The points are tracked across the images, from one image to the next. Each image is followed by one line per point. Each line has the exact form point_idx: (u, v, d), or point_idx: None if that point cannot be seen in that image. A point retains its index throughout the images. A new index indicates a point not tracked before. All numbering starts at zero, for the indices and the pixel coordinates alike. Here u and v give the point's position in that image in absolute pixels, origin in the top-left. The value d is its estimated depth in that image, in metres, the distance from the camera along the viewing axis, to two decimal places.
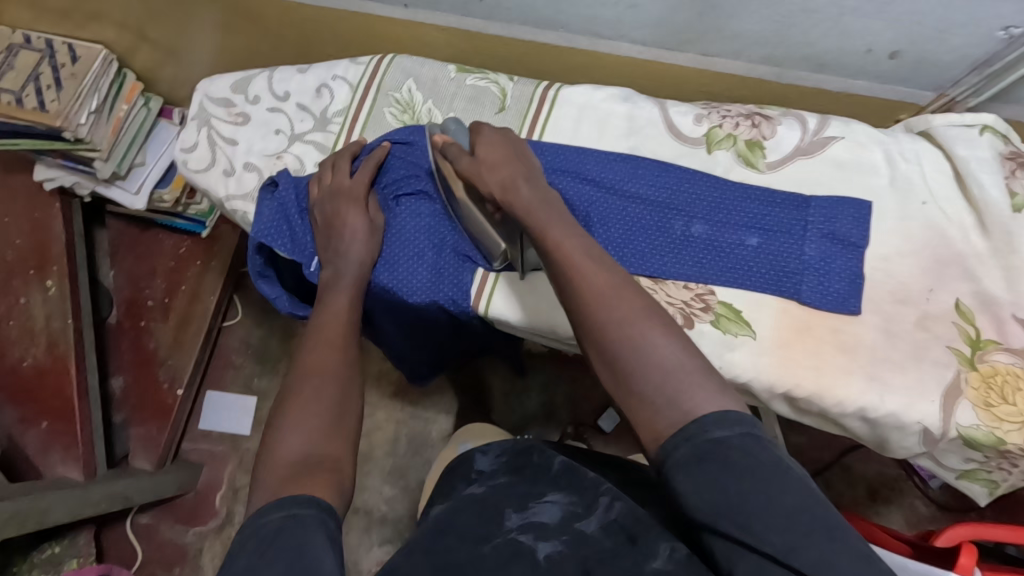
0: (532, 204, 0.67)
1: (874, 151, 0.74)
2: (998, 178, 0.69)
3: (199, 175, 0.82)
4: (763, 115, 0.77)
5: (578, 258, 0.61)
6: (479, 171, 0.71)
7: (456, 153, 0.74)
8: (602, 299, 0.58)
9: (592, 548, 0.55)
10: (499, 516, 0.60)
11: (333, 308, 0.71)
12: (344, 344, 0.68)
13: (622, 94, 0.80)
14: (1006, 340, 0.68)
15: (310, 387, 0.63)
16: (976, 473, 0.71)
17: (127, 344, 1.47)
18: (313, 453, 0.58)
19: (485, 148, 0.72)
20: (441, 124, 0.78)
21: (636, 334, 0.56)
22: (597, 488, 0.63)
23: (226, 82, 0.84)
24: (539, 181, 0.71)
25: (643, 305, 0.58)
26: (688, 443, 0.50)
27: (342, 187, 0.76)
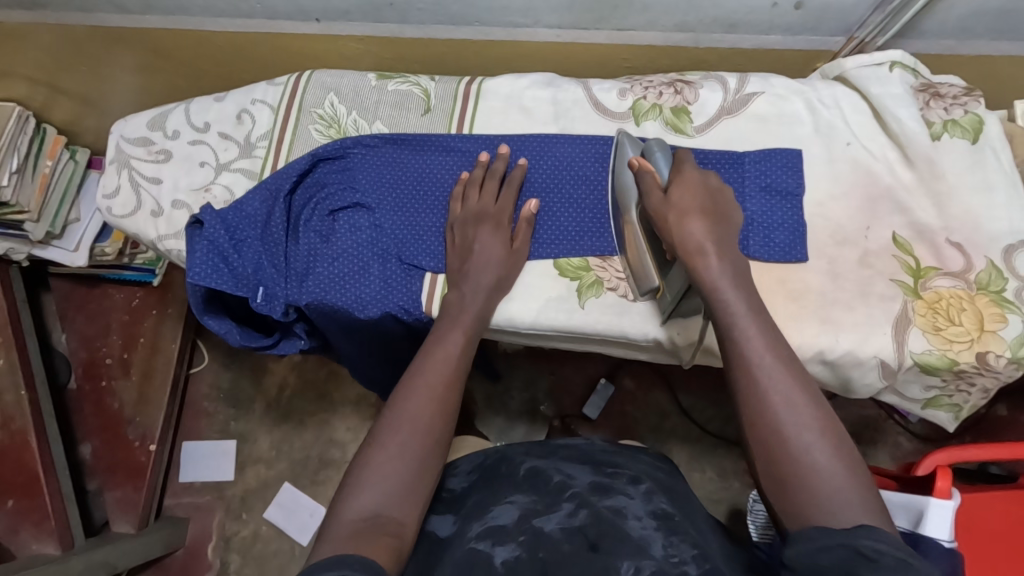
0: (721, 279, 0.61)
1: (794, 101, 0.75)
2: (914, 111, 0.72)
3: (125, 220, 0.79)
4: (684, 81, 0.78)
5: (756, 346, 0.56)
6: (671, 215, 0.65)
7: (651, 186, 0.68)
8: (784, 401, 0.54)
9: (549, 550, 0.56)
10: (464, 530, 0.61)
11: (448, 345, 0.66)
12: (446, 395, 0.62)
13: (544, 79, 0.80)
14: (944, 264, 0.70)
15: (399, 440, 0.58)
16: (939, 399, 0.72)
17: (90, 408, 1.41)
18: (383, 511, 0.54)
19: (682, 193, 0.66)
20: (652, 144, 0.72)
21: (803, 434, 0.52)
22: (561, 493, 0.64)
23: (141, 121, 0.81)
24: (730, 247, 0.64)
25: (825, 419, 0.53)
26: (833, 538, 0.46)
27: (486, 213, 0.73)
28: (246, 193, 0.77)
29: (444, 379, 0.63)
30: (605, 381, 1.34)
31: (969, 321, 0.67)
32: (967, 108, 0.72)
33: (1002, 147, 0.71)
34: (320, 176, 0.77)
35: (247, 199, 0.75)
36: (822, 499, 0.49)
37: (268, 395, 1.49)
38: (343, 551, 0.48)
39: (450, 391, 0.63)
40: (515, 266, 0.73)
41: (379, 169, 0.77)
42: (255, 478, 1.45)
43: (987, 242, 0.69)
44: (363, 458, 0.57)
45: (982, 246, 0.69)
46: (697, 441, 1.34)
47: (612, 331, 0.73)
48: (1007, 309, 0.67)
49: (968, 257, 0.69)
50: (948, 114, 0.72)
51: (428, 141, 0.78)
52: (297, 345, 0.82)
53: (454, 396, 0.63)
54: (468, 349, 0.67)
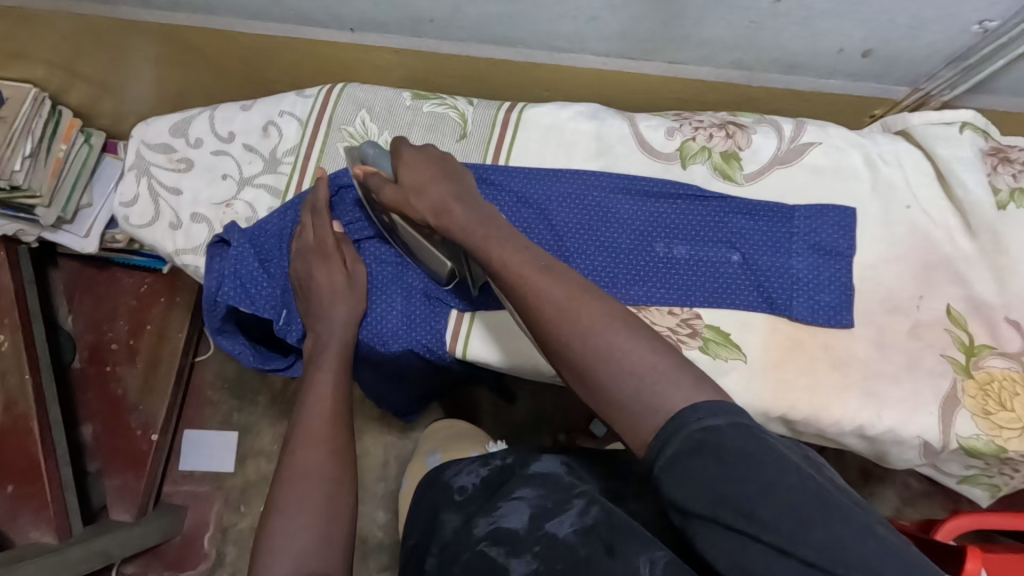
0: (470, 222, 0.61)
1: (852, 155, 0.71)
2: (981, 177, 0.68)
3: (142, 231, 0.75)
4: (736, 123, 0.73)
5: (534, 279, 0.54)
6: (407, 198, 0.65)
7: (379, 184, 0.68)
8: (556, 312, 0.51)
9: (565, 557, 0.54)
10: (471, 525, 0.61)
11: (321, 390, 0.66)
12: (331, 436, 0.64)
13: (588, 111, 0.76)
14: (1001, 344, 0.66)
15: (294, 498, 0.59)
16: (977, 478, 0.69)
17: (94, 392, 1.39)
18: (304, 569, 0.55)
19: (409, 171, 0.66)
20: (364, 150, 0.71)
21: (607, 349, 0.49)
22: (570, 490, 0.62)
23: (164, 126, 0.77)
24: (474, 200, 0.63)
25: (610, 312, 0.51)
26: (673, 442, 0.43)
27: (311, 248, 0.70)
28: (269, 213, 0.74)
29: (326, 422, 0.65)
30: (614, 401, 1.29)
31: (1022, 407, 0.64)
32: None
33: None
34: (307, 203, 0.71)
35: (268, 217, 0.72)
36: (642, 400, 0.47)
37: (272, 389, 1.47)
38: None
39: (331, 427, 0.65)
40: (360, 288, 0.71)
41: None
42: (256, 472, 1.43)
43: None
44: (271, 516, 0.58)
45: None
46: None
47: None
48: None
49: None
50: (1015, 181, 0.68)
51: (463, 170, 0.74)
52: None
53: (338, 431, 0.65)
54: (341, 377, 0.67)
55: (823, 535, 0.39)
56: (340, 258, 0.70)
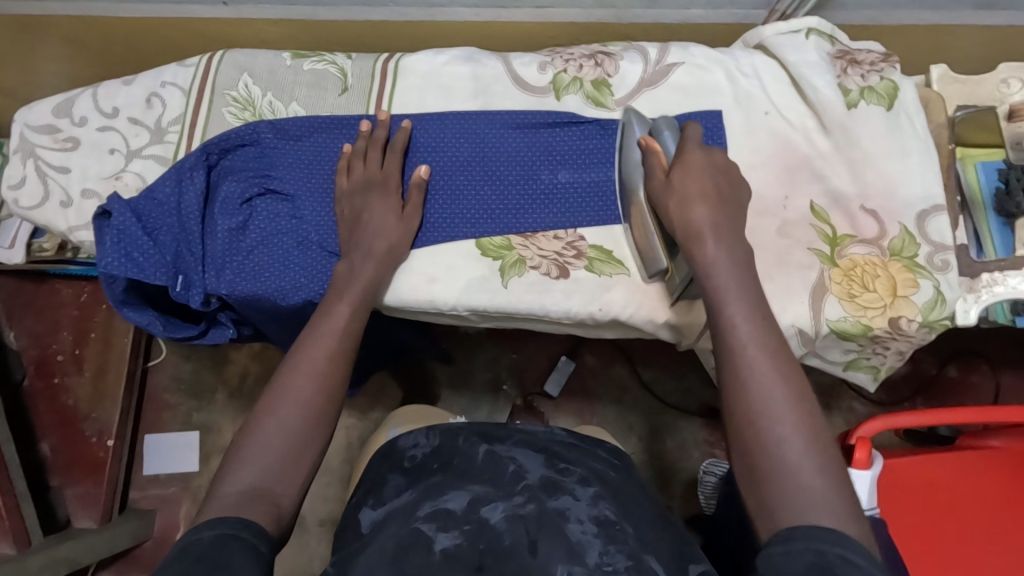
0: (720, 265, 0.59)
1: (713, 71, 0.74)
2: (830, 78, 0.72)
3: (34, 212, 0.75)
4: (605, 52, 0.76)
5: (741, 325, 0.55)
6: (670, 202, 0.64)
7: (656, 165, 0.67)
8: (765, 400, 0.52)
9: (488, 539, 0.57)
10: (414, 509, 0.63)
11: (332, 326, 0.64)
12: (330, 371, 0.61)
13: (464, 55, 0.78)
14: (860, 232, 0.70)
15: (272, 418, 0.57)
16: (858, 361, 0.73)
17: (45, 406, 1.38)
18: (262, 485, 0.53)
19: (694, 178, 0.63)
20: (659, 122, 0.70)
21: (776, 412, 0.51)
22: (514, 486, 0.64)
23: (46, 107, 0.78)
24: (733, 240, 0.61)
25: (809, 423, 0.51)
26: (799, 542, 0.44)
27: (373, 179, 0.71)
28: (158, 180, 0.75)
29: (327, 357, 0.62)
30: (564, 357, 1.32)
31: (882, 287, 0.68)
32: (883, 75, 0.72)
33: (917, 113, 0.71)
34: (365, 138, 0.73)
35: (159, 185, 0.73)
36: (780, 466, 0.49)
37: (230, 385, 1.46)
38: (219, 516, 0.49)
39: (330, 361, 0.62)
40: (408, 230, 0.71)
41: (298, 154, 0.75)
42: None
43: (902, 207, 0.70)
44: (250, 427, 0.57)
45: (897, 212, 0.70)
46: (657, 412, 1.32)
47: (535, 311, 0.72)
48: (918, 274, 0.68)
49: (882, 224, 0.70)
50: (864, 81, 0.72)
51: (346, 121, 0.76)
52: (226, 334, 0.81)
53: (339, 370, 0.62)
54: (357, 313, 0.66)
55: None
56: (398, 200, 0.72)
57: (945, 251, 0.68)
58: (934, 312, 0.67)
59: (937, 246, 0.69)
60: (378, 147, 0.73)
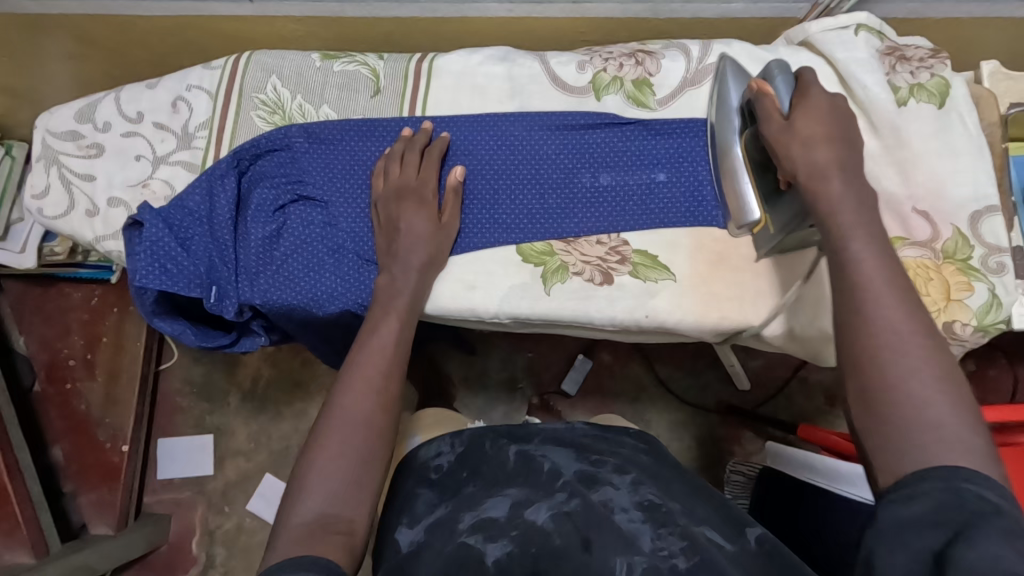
0: (844, 207, 0.51)
1: (757, 70, 0.72)
2: (879, 76, 0.70)
3: (60, 221, 0.74)
4: (645, 51, 0.74)
5: (879, 291, 0.46)
6: (783, 143, 0.55)
7: (767, 112, 0.57)
8: (894, 334, 0.45)
9: (540, 545, 0.55)
10: (455, 521, 0.61)
11: (379, 345, 0.62)
12: (386, 385, 0.60)
13: (499, 54, 0.76)
14: (912, 234, 0.68)
15: (339, 438, 0.55)
16: None
17: (56, 412, 1.36)
18: (333, 510, 0.51)
19: (809, 119, 0.54)
20: (773, 68, 0.60)
21: (919, 397, 0.43)
22: (553, 483, 0.62)
23: (68, 113, 0.76)
24: (857, 181, 0.53)
25: (942, 367, 0.44)
26: (932, 482, 0.40)
27: (408, 185, 0.69)
28: (187, 187, 0.73)
29: (382, 371, 0.60)
30: (582, 355, 1.30)
31: (936, 291, 0.67)
32: (933, 72, 0.70)
33: (969, 111, 0.70)
34: (405, 141, 0.71)
35: (188, 193, 0.71)
36: (922, 460, 0.41)
37: (242, 387, 1.43)
38: (297, 551, 0.47)
39: (386, 374, 0.60)
40: (445, 238, 0.70)
41: (331, 159, 0.73)
42: (237, 471, 1.40)
43: (954, 208, 0.68)
44: (313, 449, 0.55)
45: (950, 214, 0.68)
46: (677, 411, 1.30)
47: (579, 317, 0.70)
48: (973, 277, 0.67)
49: (934, 226, 0.68)
50: (914, 78, 0.70)
51: (380, 125, 0.74)
52: (257, 342, 0.79)
53: (394, 384, 0.61)
54: (405, 335, 0.64)
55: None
56: (435, 208, 0.69)
57: (1000, 253, 0.67)
58: (990, 315, 0.66)
59: (992, 249, 0.67)
60: (417, 149, 0.71)
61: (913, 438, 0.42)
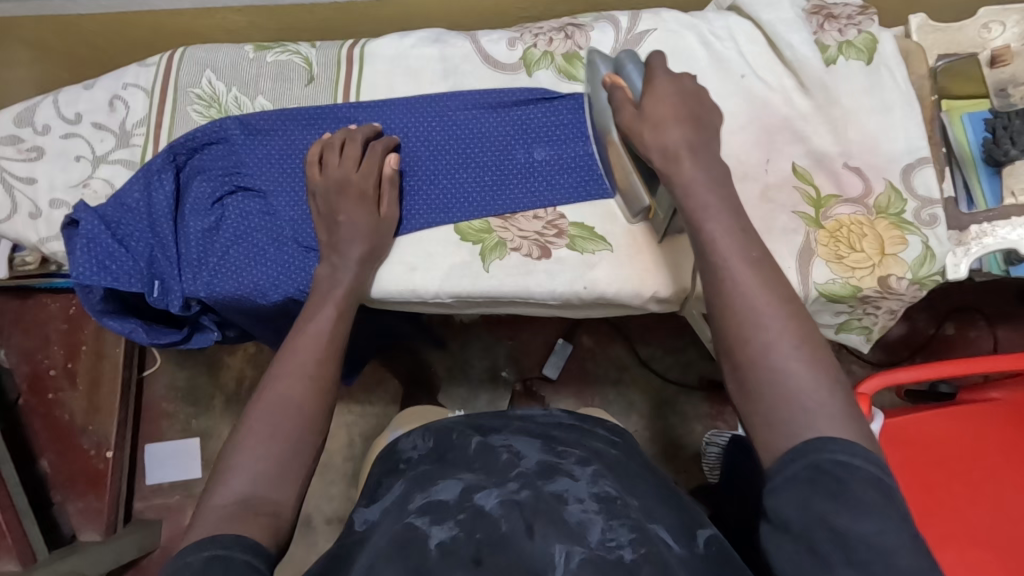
0: (698, 187, 0.56)
1: (686, 36, 0.72)
2: (806, 35, 0.70)
3: (3, 225, 0.74)
4: (575, 24, 0.74)
5: (736, 266, 0.52)
6: (640, 131, 0.59)
7: (621, 101, 0.61)
8: (752, 309, 0.50)
9: (486, 529, 0.53)
10: (406, 503, 0.60)
11: (315, 330, 0.63)
12: (319, 371, 0.61)
13: (431, 36, 0.76)
14: (845, 191, 0.69)
15: (269, 425, 0.56)
16: (850, 323, 0.72)
17: (40, 423, 1.37)
18: (255, 494, 0.52)
19: (656, 103, 0.59)
20: (623, 59, 0.65)
21: (780, 364, 0.48)
22: (508, 472, 0.60)
23: (8, 118, 0.76)
24: (710, 158, 0.57)
25: (796, 331, 0.49)
26: (803, 461, 0.44)
27: (348, 180, 0.69)
28: (126, 183, 0.73)
29: (315, 358, 0.61)
30: (562, 340, 1.30)
31: (870, 246, 0.67)
32: (861, 28, 0.70)
33: (897, 65, 0.70)
34: (347, 131, 0.71)
35: (127, 190, 0.72)
36: (795, 418, 0.46)
37: (226, 390, 1.43)
38: (209, 534, 0.48)
39: (321, 364, 0.61)
40: (385, 233, 0.70)
41: (268, 149, 0.73)
42: None
43: (886, 163, 0.69)
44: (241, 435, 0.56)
45: (882, 168, 0.68)
46: (656, 389, 1.30)
47: (520, 293, 0.70)
48: (907, 230, 0.67)
49: (867, 181, 0.68)
50: (842, 36, 0.70)
51: (316, 112, 0.74)
52: (211, 337, 0.80)
53: (329, 369, 0.62)
54: (345, 314, 0.65)
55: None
56: (375, 199, 0.69)
57: (932, 205, 0.67)
58: (925, 267, 0.66)
59: (924, 202, 0.67)
60: (357, 141, 0.70)
61: (784, 414, 0.47)
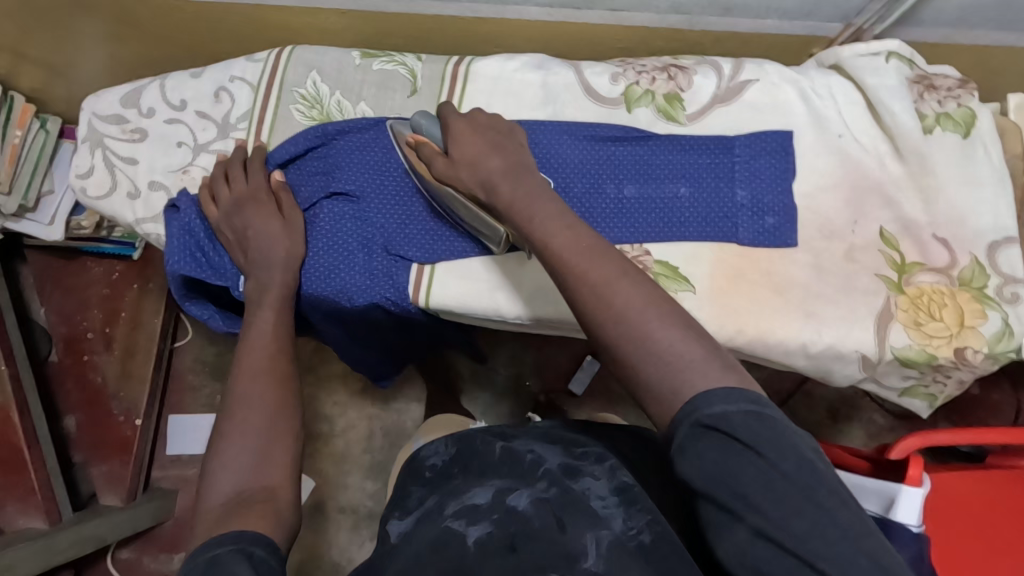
0: (517, 196, 0.62)
1: (788, 90, 0.74)
2: (908, 103, 0.71)
3: (101, 202, 0.76)
4: (678, 66, 0.76)
5: (562, 253, 0.56)
6: (456, 168, 0.66)
7: (431, 155, 0.68)
8: (596, 285, 0.53)
9: (520, 523, 0.54)
10: (440, 509, 0.59)
11: (259, 328, 0.66)
12: (272, 366, 0.62)
13: (535, 62, 0.78)
14: (929, 260, 0.70)
15: (241, 419, 0.55)
16: (915, 389, 0.74)
17: (72, 383, 1.36)
18: (246, 487, 0.50)
19: (464, 142, 0.67)
20: (415, 120, 0.72)
21: (638, 329, 0.51)
22: (534, 472, 0.62)
23: (114, 97, 0.78)
24: (521, 171, 0.65)
25: (643, 295, 0.52)
26: (684, 426, 0.46)
27: (246, 194, 0.72)
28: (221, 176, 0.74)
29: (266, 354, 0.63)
30: (590, 357, 1.26)
31: (950, 317, 0.68)
32: (960, 102, 0.71)
33: (993, 142, 0.71)
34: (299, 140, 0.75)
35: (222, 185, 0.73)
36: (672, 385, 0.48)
37: None
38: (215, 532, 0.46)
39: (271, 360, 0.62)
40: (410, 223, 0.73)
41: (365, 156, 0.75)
42: None
43: (973, 237, 0.70)
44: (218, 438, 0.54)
45: (968, 242, 0.70)
46: None
47: None
48: (987, 305, 0.68)
49: (952, 254, 0.70)
50: (941, 107, 0.71)
51: None
52: None
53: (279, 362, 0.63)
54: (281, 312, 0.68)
55: (797, 522, 0.41)
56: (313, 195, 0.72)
57: (1015, 284, 0.69)
58: (1001, 343, 0.68)
59: (1007, 279, 0.69)
60: (238, 167, 0.74)
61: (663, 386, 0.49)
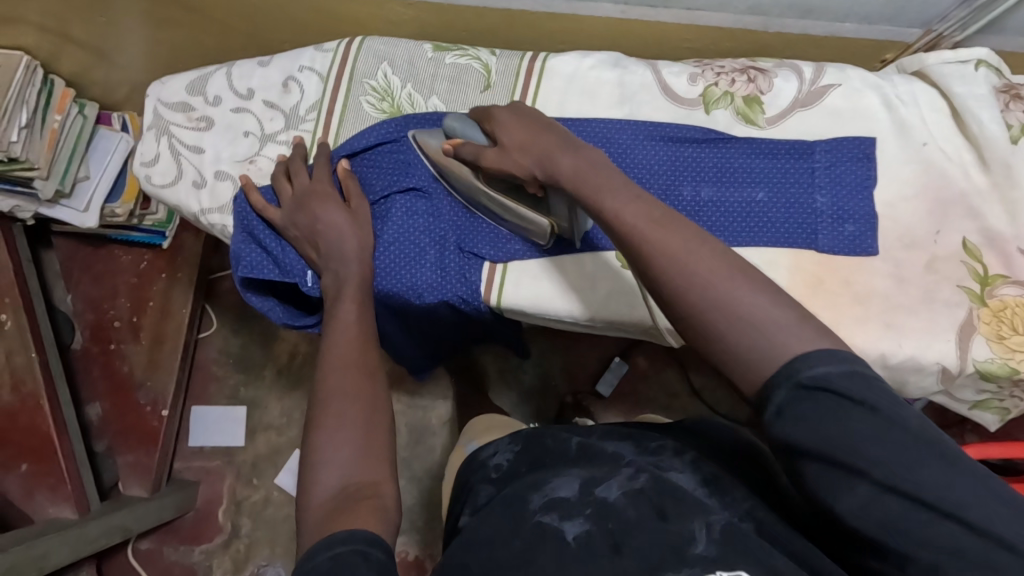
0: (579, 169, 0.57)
1: (870, 95, 0.73)
2: (995, 113, 0.70)
3: (166, 191, 0.75)
4: (757, 68, 0.75)
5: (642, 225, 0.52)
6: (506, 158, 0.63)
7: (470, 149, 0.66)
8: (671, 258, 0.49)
9: (618, 519, 0.49)
10: (520, 501, 0.53)
11: (345, 319, 0.63)
12: (359, 358, 0.59)
13: (610, 60, 0.76)
14: (1013, 273, 0.69)
15: (332, 409, 0.54)
16: (988, 402, 0.73)
17: (99, 371, 1.25)
18: (350, 480, 0.50)
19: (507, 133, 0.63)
20: (449, 123, 0.70)
21: (723, 300, 0.48)
22: (618, 463, 0.57)
23: (180, 84, 0.76)
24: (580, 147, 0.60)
25: (723, 262, 0.49)
26: (783, 389, 0.44)
27: (307, 192, 0.70)
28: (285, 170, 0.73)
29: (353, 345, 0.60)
30: (618, 358, 1.22)
31: None
32: None
33: None
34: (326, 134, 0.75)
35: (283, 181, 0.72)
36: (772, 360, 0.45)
37: (278, 362, 1.29)
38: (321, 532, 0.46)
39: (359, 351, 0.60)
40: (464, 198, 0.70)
41: None
42: (271, 445, 1.27)
43: None
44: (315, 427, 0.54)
45: None
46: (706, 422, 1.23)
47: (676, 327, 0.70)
48: None
49: None
50: None
51: None
52: None
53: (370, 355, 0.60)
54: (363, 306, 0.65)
55: (927, 477, 0.40)
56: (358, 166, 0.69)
57: None
58: None
59: None
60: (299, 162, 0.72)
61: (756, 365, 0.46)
